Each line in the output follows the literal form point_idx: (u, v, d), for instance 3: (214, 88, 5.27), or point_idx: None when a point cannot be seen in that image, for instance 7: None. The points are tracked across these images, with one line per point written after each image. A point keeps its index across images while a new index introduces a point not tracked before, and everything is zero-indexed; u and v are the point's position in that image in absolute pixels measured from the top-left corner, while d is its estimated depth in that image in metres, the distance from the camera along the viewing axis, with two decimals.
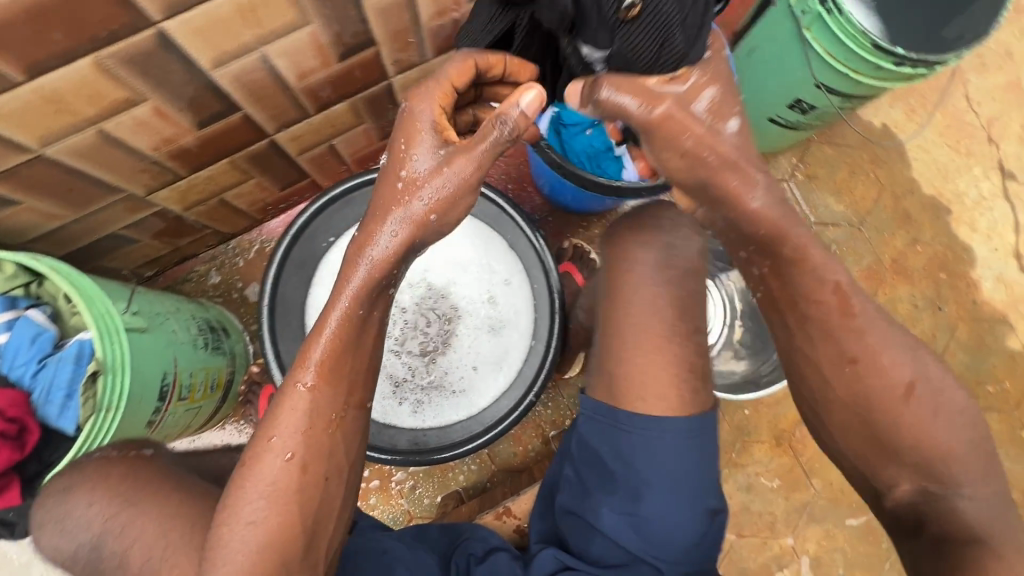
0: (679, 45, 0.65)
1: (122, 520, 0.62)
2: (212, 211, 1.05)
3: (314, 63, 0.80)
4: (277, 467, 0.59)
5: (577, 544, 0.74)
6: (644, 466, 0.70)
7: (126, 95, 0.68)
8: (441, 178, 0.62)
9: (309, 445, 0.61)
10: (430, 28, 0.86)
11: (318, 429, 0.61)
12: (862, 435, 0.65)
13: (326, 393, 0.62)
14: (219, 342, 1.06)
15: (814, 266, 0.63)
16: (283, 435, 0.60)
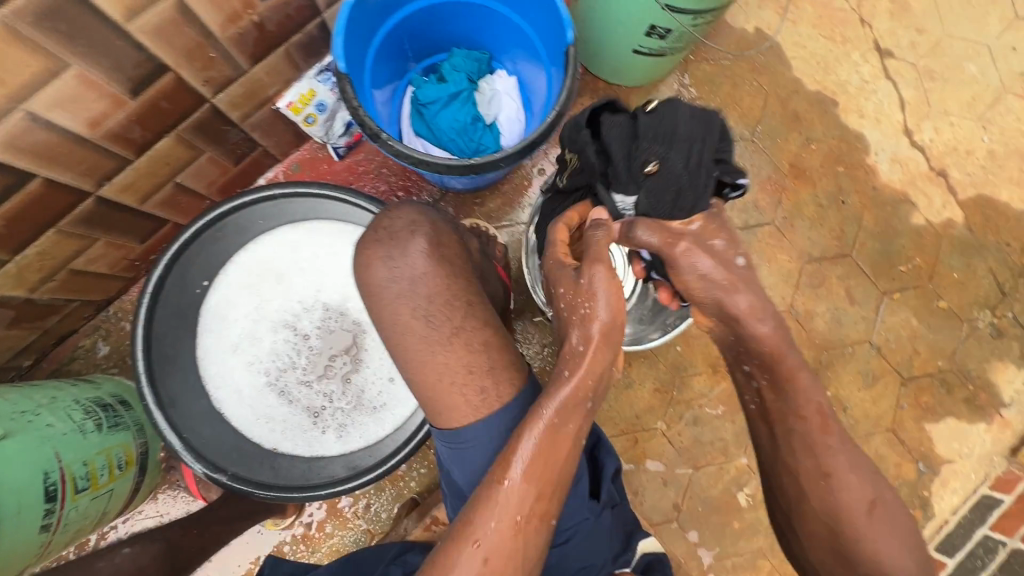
0: (690, 200, 0.66)
1: None
2: (68, 284, 0.97)
3: (102, 106, 0.73)
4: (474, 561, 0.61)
5: None
6: None
7: None
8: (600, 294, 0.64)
9: (505, 549, 0.62)
10: (228, 37, 0.79)
11: (505, 530, 0.62)
12: (808, 533, 0.67)
13: (525, 494, 0.62)
14: (120, 418, 0.99)
15: (804, 389, 0.66)
16: (488, 537, 0.61)
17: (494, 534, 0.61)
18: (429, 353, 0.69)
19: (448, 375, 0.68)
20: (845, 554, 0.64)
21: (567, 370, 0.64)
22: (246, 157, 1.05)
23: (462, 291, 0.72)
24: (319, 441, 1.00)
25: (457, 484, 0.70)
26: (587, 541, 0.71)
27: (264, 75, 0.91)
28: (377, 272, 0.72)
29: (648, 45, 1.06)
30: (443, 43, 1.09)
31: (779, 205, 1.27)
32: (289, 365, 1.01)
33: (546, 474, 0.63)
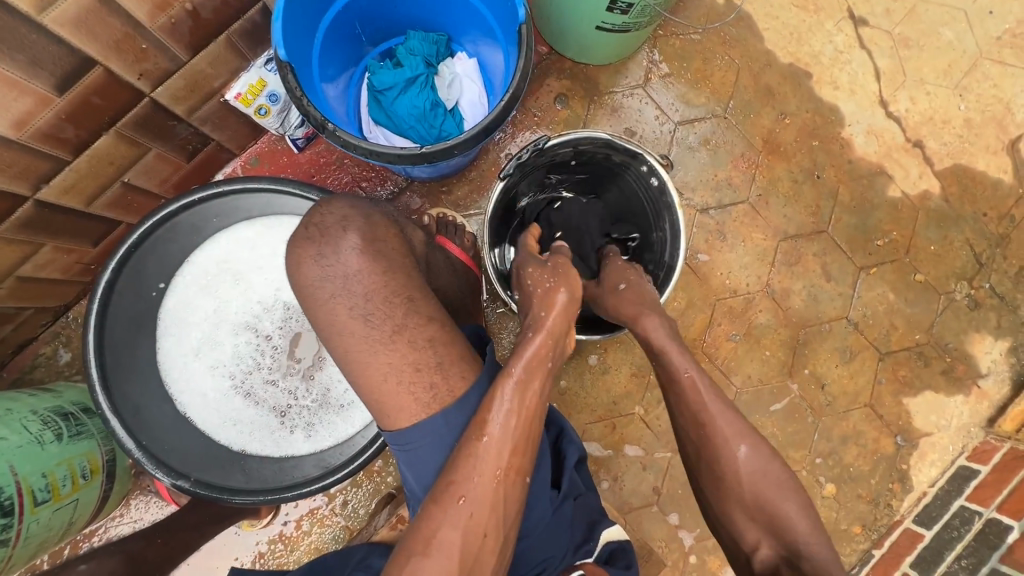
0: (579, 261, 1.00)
1: None
2: (19, 290, 0.94)
3: (26, 104, 0.69)
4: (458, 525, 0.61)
5: None
6: None
7: None
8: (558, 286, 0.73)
9: (488, 514, 0.62)
10: (160, 27, 0.76)
11: (485, 482, 0.62)
12: (723, 509, 0.70)
13: (503, 447, 0.63)
14: (82, 427, 0.97)
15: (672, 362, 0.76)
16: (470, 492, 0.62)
17: (477, 491, 0.62)
18: (370, 354, 0.67)
19: (393, 375, 0.66)
20: (760, 519, 0.68)
21: (530, 332, 0.69)
22: (199, 153, 1.01)
23: (401, 287, 0.70)
24: (287, 442, 0.98)
25: (412, 487, 0.69)
26: (547, 535, 0.70)
27: (206, 66, 0.87)
28: (309, 272, 0.69)
29: (611, 20, 1.02)
30: (399, 25, 1.04)
31: (753, 182, 1.24)
32: (253, 366, 0.99)
33: (521, 428, 0.65)
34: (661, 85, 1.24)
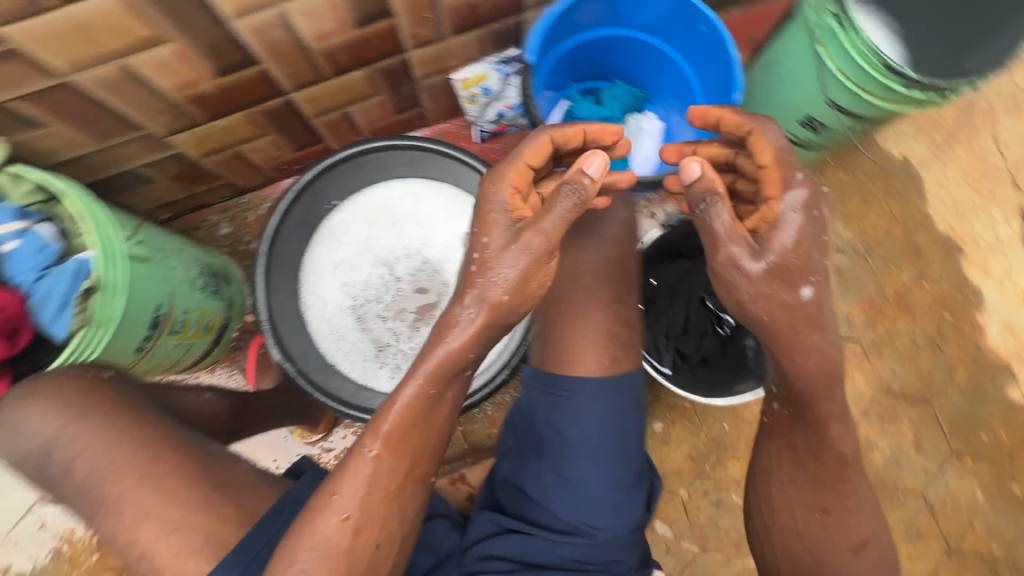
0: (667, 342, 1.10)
1: (74, 430, 0.72)
2: (227, 162, 1.10)
3: (333, 26, 0.84)
4: (334, 525, 0.65)
5: (517, 509, 0.78)
6: (574, 428, 0.75)
7: (151, 33, 0.73)
8: (510, 256, 0.66)
9: (365, 512, 0.65)
10: (448, 6, 0.90)
11: (377, 498, 0.66)
12: (783, 552, 0.81)
13: (391, 461, 0.66)
14: (219, 289, 1.10)
15: (832, 438, 0.75)
16: (346, 497, 0.65)
17: (351, 499, 0.65)
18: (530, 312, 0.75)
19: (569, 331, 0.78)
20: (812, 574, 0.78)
21: (447, 331, 0.67)
22: (406, 111, 1.17)
23: None
24: (372, 373, 1.07)
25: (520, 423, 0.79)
26: (613, 539, 0.75)
27: (456, 47, 1.02)
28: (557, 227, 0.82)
29: (797, 133, 1.10)
30: (609, 72, 1.17)
31: (871, 327, 1.25)
32: (374, 297, 1.10)
33: (410, 441, 0.67)
34: None
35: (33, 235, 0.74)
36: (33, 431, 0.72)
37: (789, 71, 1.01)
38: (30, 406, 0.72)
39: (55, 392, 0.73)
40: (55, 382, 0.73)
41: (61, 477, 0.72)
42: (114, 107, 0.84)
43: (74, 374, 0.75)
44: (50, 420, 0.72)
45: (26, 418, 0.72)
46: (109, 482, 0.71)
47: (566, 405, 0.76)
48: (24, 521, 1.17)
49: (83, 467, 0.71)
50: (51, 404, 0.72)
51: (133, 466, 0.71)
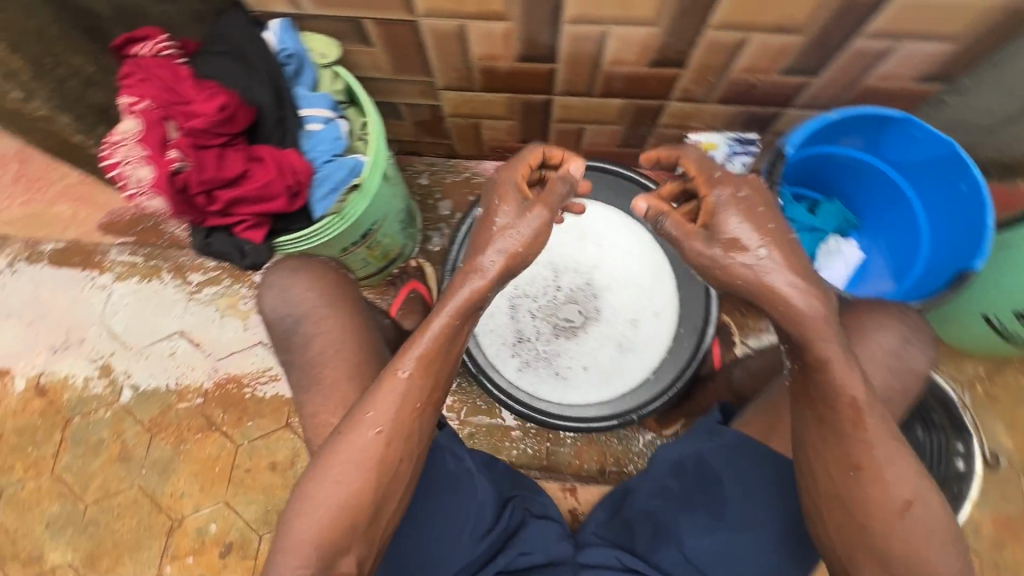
0: None
1: (325, 312, 0.85)
2: (464, 128, 1.21)
3: (632, 57, 0.92)
4: (367, 437, 0.67)
5: (645, 548, 0.81)
6: (751, 505, 0.78)
7: (500, 9, 0.83)
8: (527, 222, 0.71)
9: (395, 424, 0.68)
10: (731, 77, 0.96)
11: (405, 415, 0.69)
12: None
13: (421, 382, 0.69)
14: (408, 228, 1.21)
15: None
16: (379, 411, 0.68)
17: (379, 409, 0.68)
18: None
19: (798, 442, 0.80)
20: None
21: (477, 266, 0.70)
22: (628, 147, 1.24)
23: None
24: (503, 358, 1.12)
25: (700, 472, 0.83)
26: None
27: (710, 112, 1.07)
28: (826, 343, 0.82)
29: (1003, 322, 1.04)
30: (832, 188, 1.18)
31: (997, 546, 1.15)
32: (532, 294, 1.14)
33: (438, 369, 0.70)
34: (981, 400, 1.21)
35: (333, 125, 0.86)
36: (297, 299, 0.85)
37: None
38: (296, 277, 0.86)
39: (318, 275, 0.87)
40: (318, 266, 0.88)
41: (298, 346, 0.84)
42: (427, 54, 0.95)
43: (333, 267, 0.90)
44: (309, 297, 0.85)
45: (292, 286, 0.85)
46: (331, 366, 0.81)
47: (757, 474, 0.79)
48: (161, 345, 1.31)
49: (319, 346, 0.83)
50: (314, 283, 0.86)
51: (354, 360, 0.82)
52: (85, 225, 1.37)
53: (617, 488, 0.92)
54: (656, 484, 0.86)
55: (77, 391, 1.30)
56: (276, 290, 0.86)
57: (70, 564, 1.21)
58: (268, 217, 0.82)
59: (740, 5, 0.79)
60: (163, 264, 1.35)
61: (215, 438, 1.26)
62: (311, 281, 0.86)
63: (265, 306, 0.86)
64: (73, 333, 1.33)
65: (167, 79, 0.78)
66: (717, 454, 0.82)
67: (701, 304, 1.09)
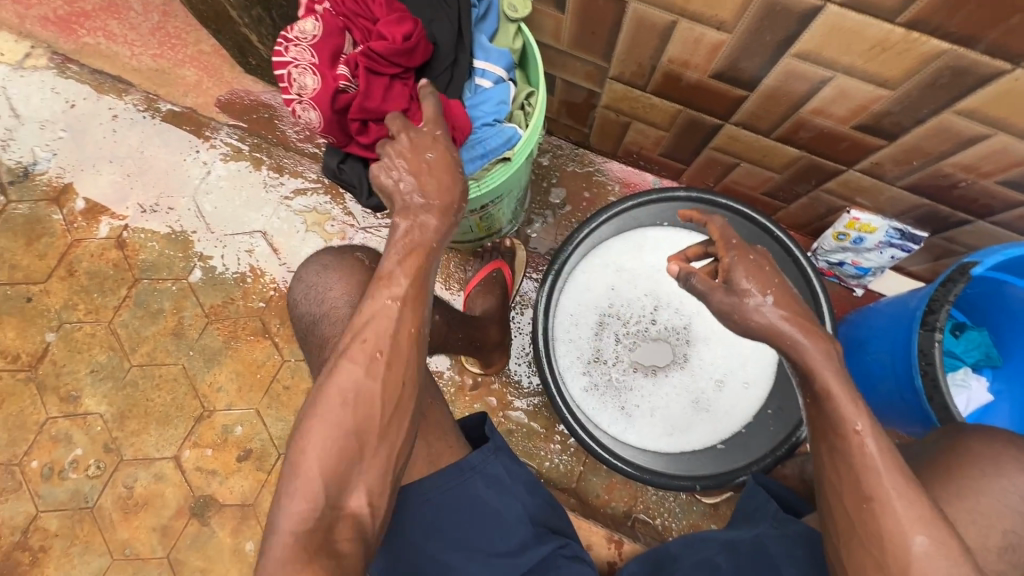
0: None
1: (341, 314, 0.81)
2: (610, 123, 1.12)
3: (843, 113, 0.81)
4: (358, 370, 0.61)
5: None
6: None
7: (726, 19, 0.73)
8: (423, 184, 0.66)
9: (392, 357, 0.62)
10: (939, 168, 0.84)
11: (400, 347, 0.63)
12: None
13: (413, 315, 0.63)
14: (517, 207, 1.15)
15: None
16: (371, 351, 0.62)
17: (368, 339, 0.62)
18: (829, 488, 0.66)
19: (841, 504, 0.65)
20: None
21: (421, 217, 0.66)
22: (775, 198, 1.12)
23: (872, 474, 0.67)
24: (572, 373, 1.06)
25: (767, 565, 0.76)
26: None
27: (889, 195, 0.95)
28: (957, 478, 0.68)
29: None
30: (984, 317, 1.05)
31: None
32: (624, 317, 1.08)
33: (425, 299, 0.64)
34: None
35: (504, 88, 0.79)
36: (320, 296, 0.83)
37: None
38: (327, 273, 0.85)
39: (348, 274, 0.84)
40: (349, 263, 0.86)
41: (317, 342, 0.82)
42: (617, 38, 0.86)
43: (366, 266, 0.86)
44: (332, 295, 0.83)
45: (319, 282, 0.85)
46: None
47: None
48: (241, 238, 1.30)
49: (332, 347, 0.78)
50: (340, 279, 0.84)
51: None
52: (205, 96, 1.35)
53: (652, 552, 0.88)
54: (700, 557, 0.82)
55: (153, 256, 1.31)
56: (302, 286, 0.86)
57: (101, 415, 1.25)
58: None
59: (1007, 99, 0.67)
60: (266, 159, 1.33)
61: (266, 346, 1.26)
62: (338, 276, 0.84)
63: (293, 300, 0.87)
64: (164, 198, 1.33)
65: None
66: (783, 546, 0.76)
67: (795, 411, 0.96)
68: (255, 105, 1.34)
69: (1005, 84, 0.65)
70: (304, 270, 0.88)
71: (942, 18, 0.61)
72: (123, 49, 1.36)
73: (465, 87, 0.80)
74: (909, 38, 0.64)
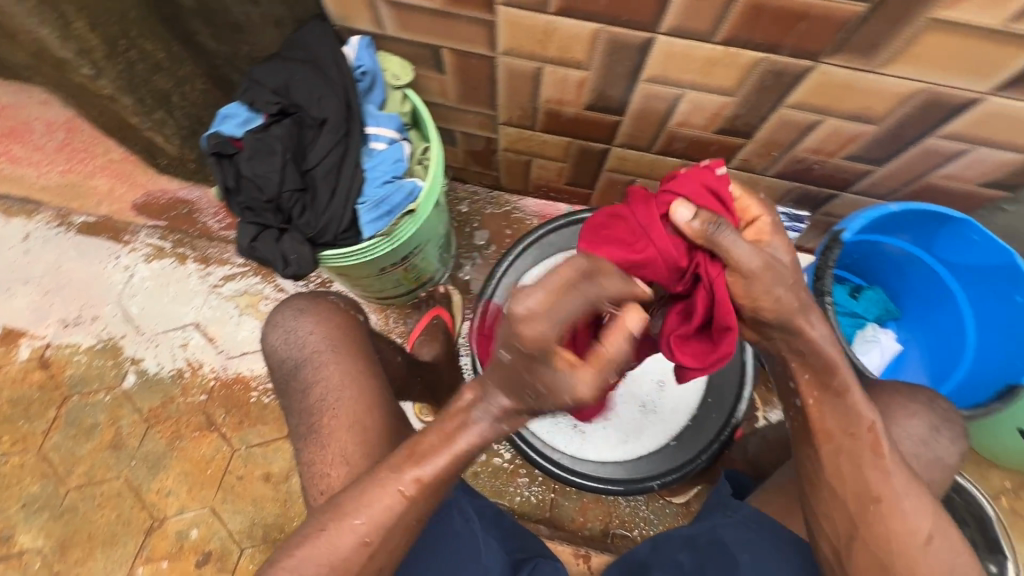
0: None
1: (322, 358, 0.81)
2: (514, 164, 1.21)
3: (701, 122, 0.92)
4: (351, 544, 0.58)
5: None
6: None
7: (580, 60, 0.84)
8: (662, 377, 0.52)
9: (386, 534, 0.59)
10: (795, 155, 0.95)
11: (399, 527, 0.59)
12: None
13: (420, 502, 0.59)
14: (443, 254, 1.19)
15: None
16: (368, 519, 0.58)
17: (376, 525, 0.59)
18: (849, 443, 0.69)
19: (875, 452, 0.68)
20: None
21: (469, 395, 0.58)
22: None
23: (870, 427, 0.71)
24: None
25: (721, 538, 0.81)
26: None
27: (765, 185, 1.07)
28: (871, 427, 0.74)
29: None
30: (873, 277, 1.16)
31: None
32: None
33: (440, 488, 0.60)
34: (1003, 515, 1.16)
35: (396, 147, 0.87)
36: (300, 342, 0.83)
37: None
38: (303, 317, 0.85)
39: (323, 318, 0.85)
40: (325, 307, 0.87)
41: (298, 389, 0.81)
42: (496, 89, 0.95)
43: (342, 309, 0.88)
44: (311, 340, 0.84)
45: (296, 327, 0.85)
46: (331, 416, 0.77)
47: (781, 565, 0.76)
48: (174, 334, 1.28)
49: (317, 392, 0.79)
50: (318, 322, 0.85)
51: (355, 411, 0.77)
52: (120, 202, 1.35)
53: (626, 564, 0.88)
54: (667, 557, 0.83)
55: (81, 369, 1.27)
56: (278, 331, 0.86)
57: (39, 550, 1.16)
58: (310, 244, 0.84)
59: (822, 89, 0.79)
60: (191, 253, 1.33)
61: (213, 439, 1.22)
62: (316, 319, 0.85)
63: (267, 346, 0.86)
64: (88, 308, 1.30)
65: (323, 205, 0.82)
66: (736, 533, 0.81)
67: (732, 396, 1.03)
68: (171, 202, 1.35)
69: (815, 78, 0.77)
70: (279, 315, 0.87)
71: (748, 33, 0.72)
72: (28, 170, 1.36)
73: (362, 153, 0.86)
74: (729, 52, 0.75)
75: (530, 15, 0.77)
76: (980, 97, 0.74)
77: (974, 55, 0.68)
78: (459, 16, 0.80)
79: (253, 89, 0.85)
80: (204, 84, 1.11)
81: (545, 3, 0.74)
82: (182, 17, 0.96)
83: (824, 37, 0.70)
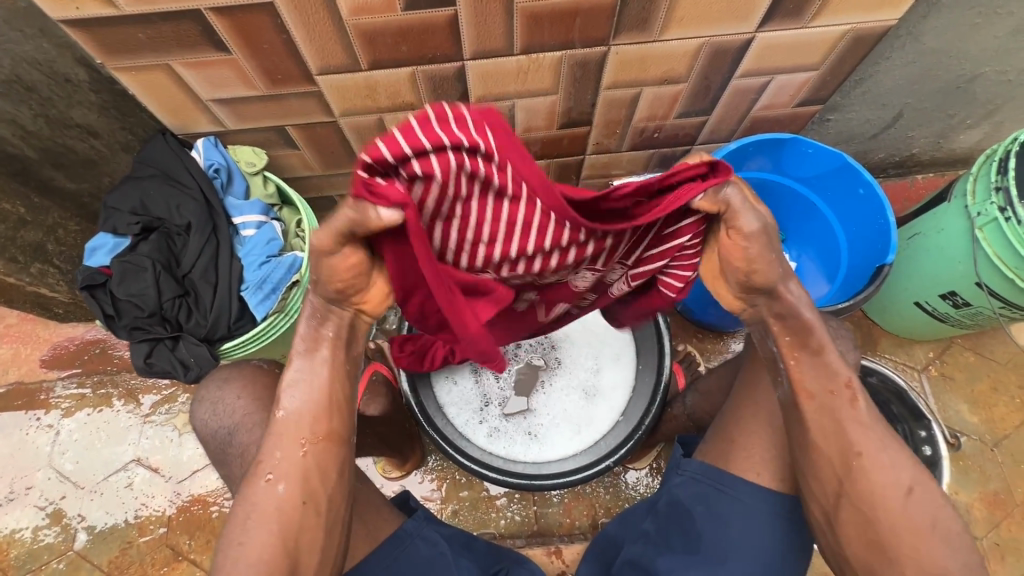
0: None
1: (256, 417, 0.73)
2: None
3: (542, 123, 0.99)
4: (252, 490, 0.58)
5: None
6: (728, 535, 0.69)
7: (411, 101, 0.89)
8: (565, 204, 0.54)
9: (295, 479, 0.58)
10: (637, 126, 1.03)
11: (301, 463, 0.59)
12: None
13: (326, 432, 0.59)
14: None
15: None
16: (274, 474, 0.59)
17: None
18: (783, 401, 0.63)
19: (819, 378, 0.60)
20: None
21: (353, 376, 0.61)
22: None
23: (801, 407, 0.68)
24: (472, 426, 1.09)
25: (678, 500, 0.75)
26: None
27: (626, 159, 1.14)
28: None
29: (934, 304, 1.11)
30: None
31: (994, 528, 1.14)
32: None
33: (325, 402, 0.60)
34: (934, 383, 1.24)
35: (268, 228, 0.91)
36: (229, 411, 0.75)
37: (937, 245, 1.04)
38: (229, 386, 0.77)
39: (249, 381, 0.77)
40: (250, 370, 0.79)
41: (236, 456, 0.73)
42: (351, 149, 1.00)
43: (266, 369, 0.80)
44: (240, 405, 0.75)
45: (223, 397, 0.76)
46: None
47: (733, 507, 0.70)
48: (116, 478, 1.24)
49: (254, 456, 0.71)
50: (245, 387, 0.76)
51: None
52: (26, 365, 1.31)
53: (604, 540, 0.83)
54: (637, 532, 0.78)
55: (26, 546, 1.21)
56: (206, 405, 0.76)
57: None
58: (203, 340, 0.86)
59: (626, 67, 0.87)
60: (114, 391, 1.30)
61: (183, 568, 1.18)
62: (242, 386, 0.76)
63: (196, 423, 0.77)
64: (17, 482, 1.24)
65: (214, 287, 0.87)
66: (687, 488, 0.75)
67: (656, 355, 1.08)
68: (81, 347, 1.32)
69: (615, 59, 0.85)
70: (209, 386, 0.78)
71: (540, 38, 0.79)
72: None
73: (234, 243, 0.91)
74: (532, 59, 0.83)
75: (347, 75, 0.82)
76: (751, 36, 0.84)
77: (729, 4, 0.77)
78: (287, 94, 0.85)
79: (111, 216, 0.87)
80: (78, 224, 1.12)
81: (356, 62, 0.79)
82: (32, 168, 0.96)
83: (602, 23, 0.78)
